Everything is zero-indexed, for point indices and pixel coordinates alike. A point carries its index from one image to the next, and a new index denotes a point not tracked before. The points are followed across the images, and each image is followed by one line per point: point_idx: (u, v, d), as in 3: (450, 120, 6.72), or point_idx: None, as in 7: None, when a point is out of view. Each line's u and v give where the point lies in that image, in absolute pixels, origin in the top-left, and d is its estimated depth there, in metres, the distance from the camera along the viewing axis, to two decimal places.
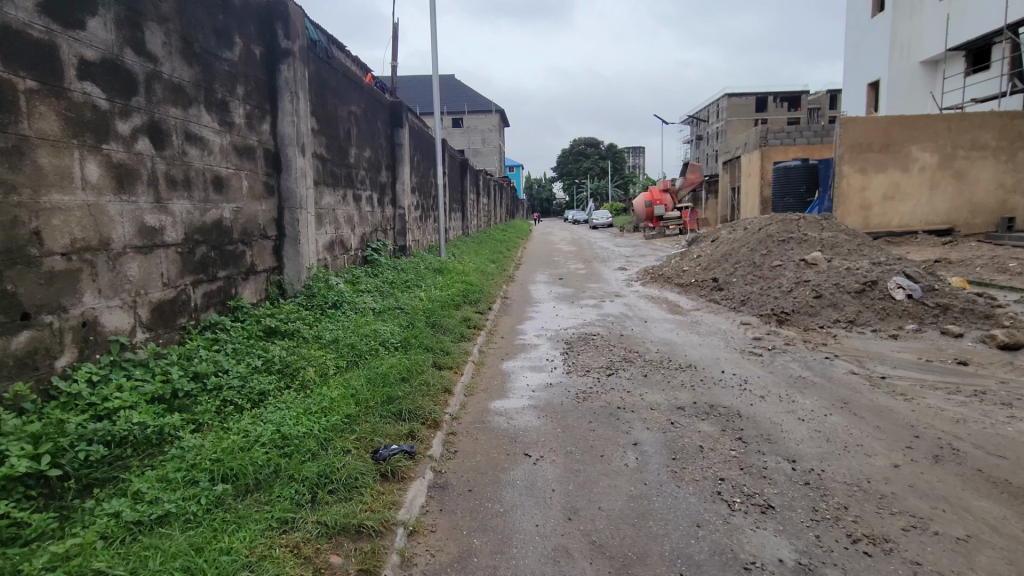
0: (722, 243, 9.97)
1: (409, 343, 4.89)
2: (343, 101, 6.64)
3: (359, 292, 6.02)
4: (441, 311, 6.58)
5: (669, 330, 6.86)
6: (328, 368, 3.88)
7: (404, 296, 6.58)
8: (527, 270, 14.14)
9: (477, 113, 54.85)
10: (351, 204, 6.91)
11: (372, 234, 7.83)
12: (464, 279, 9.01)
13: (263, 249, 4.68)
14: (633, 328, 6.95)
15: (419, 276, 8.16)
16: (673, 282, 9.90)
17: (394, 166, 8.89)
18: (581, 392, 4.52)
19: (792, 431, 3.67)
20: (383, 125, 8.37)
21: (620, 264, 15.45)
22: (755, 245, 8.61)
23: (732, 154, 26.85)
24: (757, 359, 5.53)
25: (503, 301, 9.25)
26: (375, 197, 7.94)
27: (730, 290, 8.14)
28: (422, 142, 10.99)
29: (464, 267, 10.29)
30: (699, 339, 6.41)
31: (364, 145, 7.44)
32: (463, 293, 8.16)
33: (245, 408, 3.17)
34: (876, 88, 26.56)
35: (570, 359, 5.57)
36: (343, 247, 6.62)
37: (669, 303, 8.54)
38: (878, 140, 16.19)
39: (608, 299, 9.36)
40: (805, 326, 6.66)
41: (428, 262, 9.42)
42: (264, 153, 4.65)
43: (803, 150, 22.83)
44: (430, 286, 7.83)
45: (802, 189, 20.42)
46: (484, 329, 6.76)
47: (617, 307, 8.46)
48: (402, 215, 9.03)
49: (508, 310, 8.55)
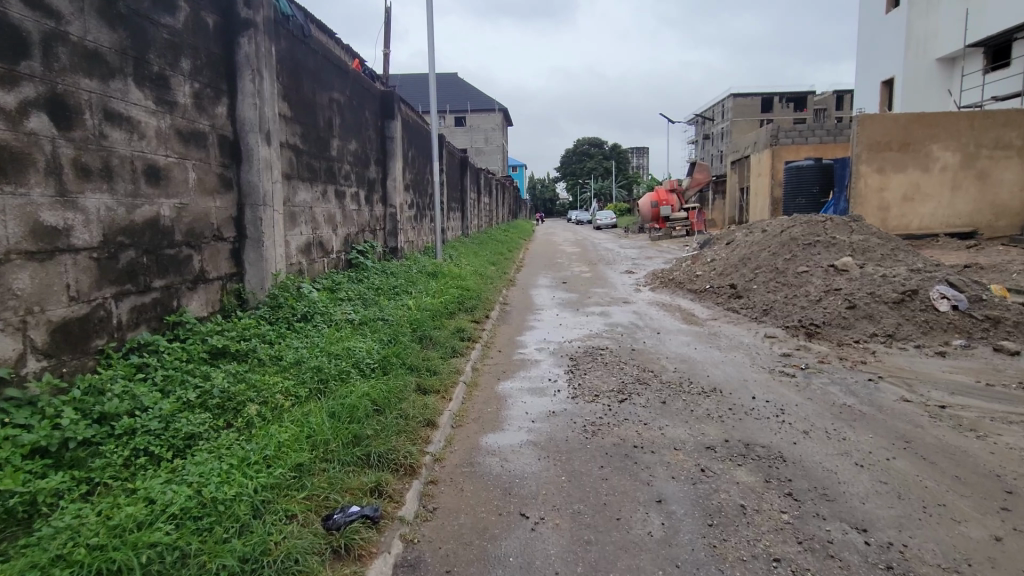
0: (739, 246, 9.25)
1: (389, 363, 4.20)
2: (323, 86, 5.94)
3: (337, 301, 5.33)
4: (431, 322, 5.88)
5: (686, 343, 6.16)
6: (283, 401, 3.19)
7: (389, 305, 5.89)
8: (529, 272, 13.44)
9: (480, 112, 54.17)
10: (333, 202, 6.22)
11: (359, 235, 7.15)
12: (460, 284, 8.29)
13: (218, 252, 4.00)
14: (646, 342, 6.24)
15: (410, 281, 7.47)
16: (686, 288, 9.18)
17: (385, 161, 8.20)
18: (589, 424, 3.81)
19: (851, 483, 2.96)
20: (372, 117, 7.68)
21: (627, 267, 14.72)
22: (777, 249, 7.90)
23: (741, 153, 26.10)
24: (790, 381, 4.82)
25: (502, 307, 8.55)
26: (362, 194, 7.26)
27: (750, 298, 7.43)
28: (417, 137, 10.29)
29: (461, 271, 9.60)
30: (720, 355, 5.70)
31: (349, 137, 6.75)
32: (458, 300, 7.46)
33: (162, 460, 2.48)
34: (890, 86, 25.77)
35: (577, 380, 4.87)
36: (322, 249, 5.93)
37: (683, 312, 7.84)
38: (898, 138, 15.44)
39: (616, 306, 8.65)
40: (839, 340, 5.95)
41: (422, 265, 8.73)
42: (218, 140, 3.96)
43: (816, 149, 22.08)
44: (421, 292, 7.14)
45: (815, 189, 19.68)
46: (479, 342, 6.06)
47: (626, 316, 7.75)
48: (394, 214, 8.35)
49: (507, 318, 7.85)
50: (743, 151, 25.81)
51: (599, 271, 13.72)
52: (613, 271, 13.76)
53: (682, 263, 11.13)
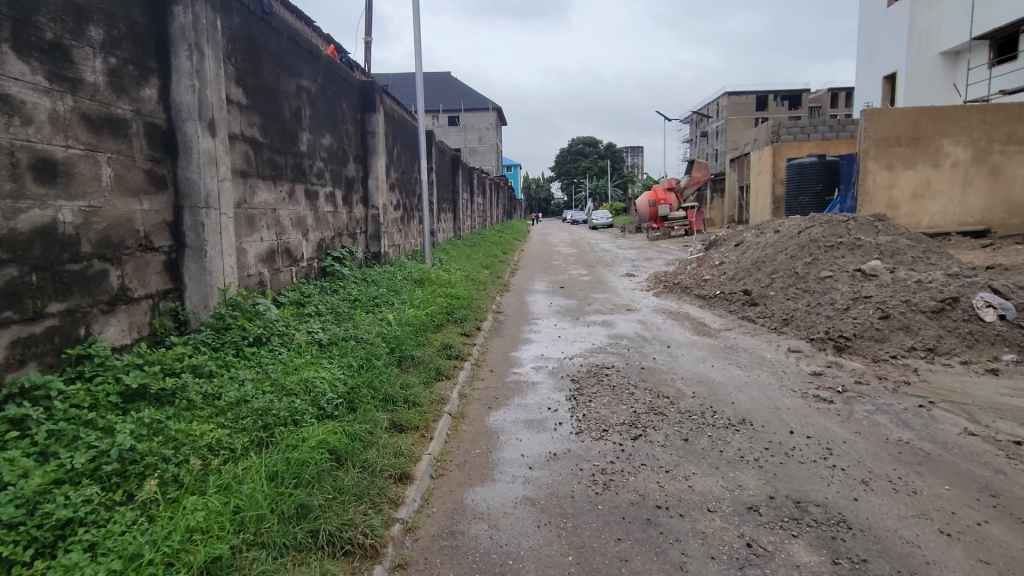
0: (750, 248, 8.58)
1: (357, 397, 3.50)
2: (289, 72, 5.23)
3: (303, 318, 4.62)
4: (413, 338, 5.19)
5: (701, 360, 5.48)
6: (210, 460, 2.48)
7: (366, 320, 5.17)
8: (524, 276, 12.73)
9: (474, 111, 53.45)
10: (302, 203, 5.51)
11: (335, 240, 6.44)
12: (449, 292, 7.58)
13: (147, 265, 3.29)
14: (656, 358, 5.54)
15: (393, 290, 6.77)
16: (694, 295, 8.49)
17: (365, 158, 7.48)
18: (599, 473, 3.12)
19: (944, 564, 2.29)
20: (350, 109, 6.97)
21: (626, 269, 14.03)
22: (795, 252, 7.23)
23: (741, 150, 25.47)
24: (828, 408, 4.15)
25: (496, 317, 7.85)
26: (339, 195, 6.56)
27: (767, 306, 6.76)
28: (403, 133, 9.58)
29: (451, 276, 8.90)
30: (742, 374, 5.02)
31: (322, 130, 6.05)
32: (446, 312, 6.75)
33: (14, 565, 1.76)
34: (892, 81, 25.19)
35: (581, 409, 4.17)
36: (289, 258, 5.22)
37: (693, 321, 7.16)
38: (907, 133, 14.80)
39: (619, 314, 7.97)
40: (874, 356, 5.28)
41: (408, 271, 8.02)
42: (145, 128, 3.25)
43: (818, 145, 21.45)
44: (405, 303, 6.44)
45: (819, 187, 19.06)
46: (468, 361, 5.36)
47: (631, 327, 7.07)
48: (376, 215, 7.63)
49: (501, 329, 7.16)
50: (743, 149, 25.18)
51: (597, 274, 13.05)
52: (612, 274, 13.07)
53: (687, 265, 10.46)
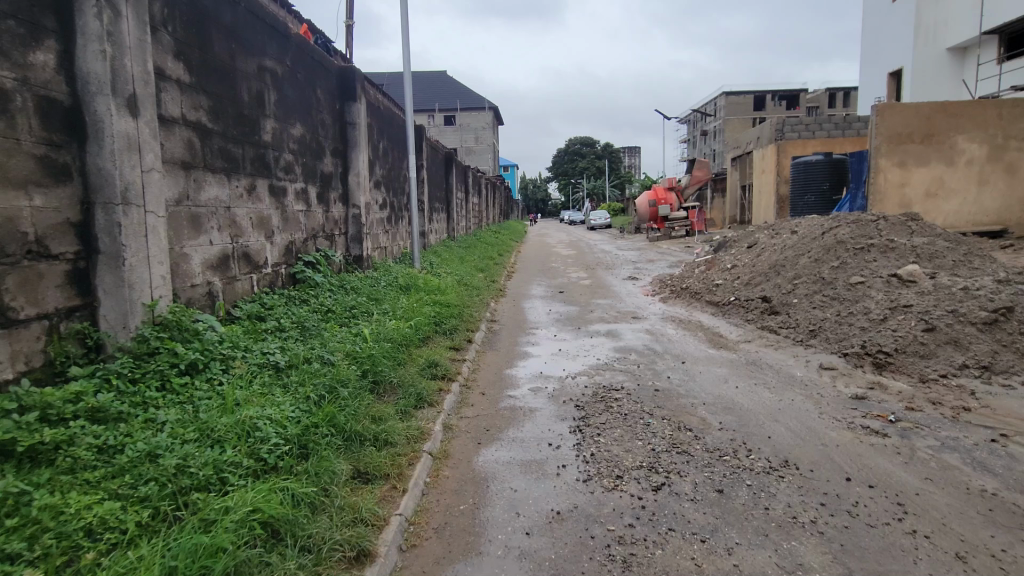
0: (765, 250, 7.90)
1: (312, 443, 2.81)
2: (248, 48, 4.53)
3: (260, 336, 3.92)
4: (392, 357, 4.49)
5: (722, 380, 4.80)
6: (81, 556, 1.78)
7: (338, 336, 4.47)
8: (521, 279, 12.03)
9: (470, 110, 52.74)
10: (265, 202, 4.81)
11: (308, 243, 5.74)
12: (437, 300, 6.87)
13: (40, 277, 2.59)
14: (670, 377, 4.85)
15: (375, 298, 6.08)
16: (705, 301, 7.81)
17: (344, 152, 6.78)
18: (617, 543, 2.43)
19: None
20: (326, 96, 6.26)
21: (628, 272, 13.33)
22: (819, 255, 6.55)
23: (743, 148, 24.82)
24: (883, 443, 3.46)
25: (490, 327, 7.14)
26: (312, 192, 5.85)
27: (791, 316, 6.08)
28: (390, 127, 8.87)
29: (441, 281, 8.20)
30: (772, 398, 4.34)
31: (291, 119, 5.35)
32: (433, 323, 6.05)
33: None
34: (897, 77, 24.53)
35: (588, 446, 3.48)
36: (248, 264, 4.52)
37: (708, 332, 6.48)
38: (920, 129, 14.13)
39: (624, 323, 7.29)
40: (920, 375, 4.60)
41: (393, 277, 7.32)
42: (35, 102, 2.55)
43: (824, 143, 20.79)
44: (386, 313, 5.74)
45: (825, 186, 18.40)
46: (456, 383, 4.66)
47: (639, 338, 6.39)
48: (357, 215, 6.93)
49: (494, 341, 6.46)
50: (745, 147, 24.53)
51: (598, 277, 12.36)
52: (614, 277, 12.37)
53: (694, 269, 9.77)
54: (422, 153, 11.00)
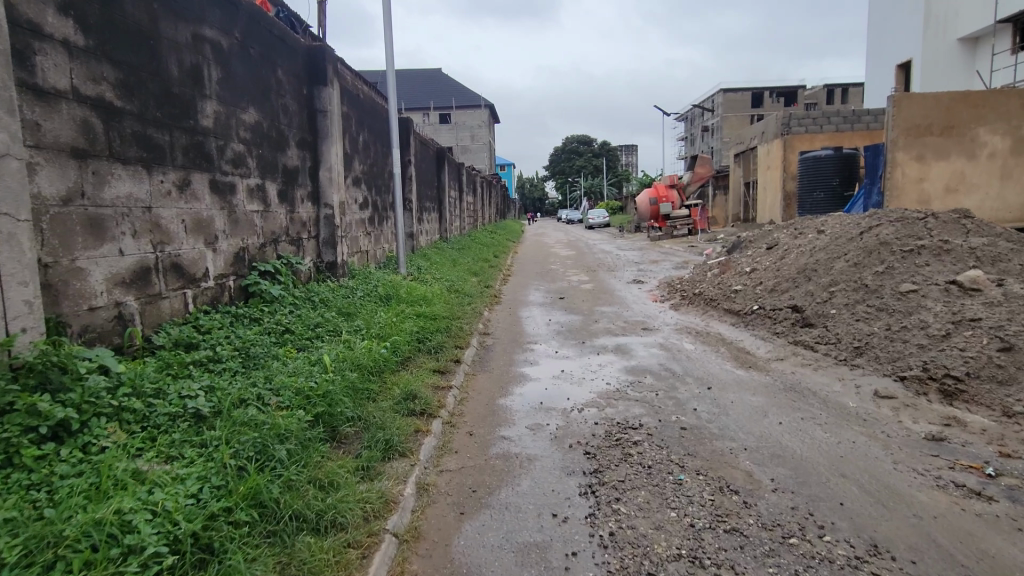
0: (790, 252, 7.07)
1: (216, 546, 1.97)
2: (177, 12, 3.68)
3: (184, 372, 3.08)
4: (358, 392, 3.66)
5: (759, 412, 3.96)
6: None
7: (290, 365, 3.63)
8: (517, 283, 11.20)
9: (465, 108, 51.81)
10: (205, 200, 3.97)
11: (267, 249, 4.90)
12: (422, 312, 6.01)
13: None
14: (696, 411, 4.00)
15: (348, 312, 5.24)
16: (723, 310, 6.98)
17: (314, 144, 5.92)
18: None
19: None
20: (289, 79, 5.41)
21: (632, 275, 12.47)
22: (858, 258, 5.73)
23: (746, 144, 23.99)
24: (993, 515, 2.62)
25: (481, 343, 6.28)
26: (271, 190, 5.01)
27: (829, 330, 5.26)
28: (370, 117, 7.99)
29: (428, 289, 7.35)
30: (827, 439, 3.49)
31: (241, 102, 4.49)
32: (414, 343, 5.20)
33: None
34: (906, 69, 23.66)
35: (605, 521, 2.63)
36: (180, 277, 3.68)
37: (731, 348, 5.66)
38: (939, 120, 13.27)
39: (634, 336, 6.44)
40: (1002, 407, 3.75)
41: (372, 285, 6.48)
42: None
43: (832, 137, 19.96)
44: (359, 330, 4.89)
45: (835, 182, 17.67)
46: (438, 421, 3.81)
47: (653, 356, 5.54)
48: (330, 216, 6.08)
49: (486, 360, 5.62)
50: (748, 143, 23.69)
51: (600, 280, 11.54)
52: (616, 280, 11.50)
53: (707, 272, 8.94)
54: (408, 148, 10.13)
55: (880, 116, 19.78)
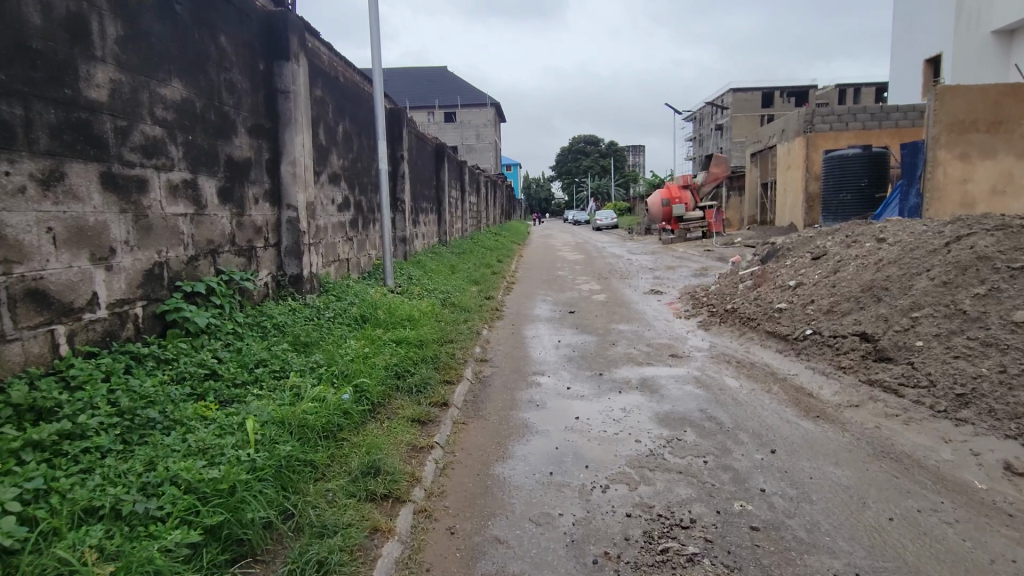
0: (847, 264, 5.94)
1: None
2: None
3: (8, 467, 2.02)
4: (290, 476, 2.57)
5: (855, 498, 2.85)
6: None
7: (196, 437, 2.56)
8: (523, 294, 10.12)
9: (471, 107, 50.71)
10: (92, 200, 2.89)
11: (199, 262, 3.82)
12: (403, 340, 4.93)
13: None
14: (765, 495, 2.89)
15: (308, 343, 4.16)
16: (767, 335, 5.87)
17: (273, 132, 4.84)
18: None
19: None
20: (236, 48, 4.32)
21: (648, 283, 11.32)
22: (948, 276, 4.63)
23: (764, 142, 22.78)
24: None
25: (476, 374, 5.18)
26: (207, 187, 3.93)
27: (916, 368, 4.15)
28: (352, 105, 6.90)
29: (417, 306, 6.27)
30: (974, 556, 2.37)
31: (159, 73, 3.42)
32: (388, 383, 4.11)
33: None
34: (935, 65, 22.28)
35: None
36: (42, 309, 2.60)
37: (785, 387, 4.55)
38: (986, 115, 12.01)
39: (661, 366, 5.34)
40: None
41: (348, 303, 5.39)
42: None
43: (859, 136, 18.73)
44: (318, 367, 3.82)
45: (864, 182, 16.48)
46: (408, 510, 2.72)
47: (689, 396, 4.43)
48: (293, 220, 5.00)
49: (483, 400, 4.53)
50: (767, 141, 22.47)
51: (613, 290, 10.42)
52: (632, 290, 10.36)
53: (740, 285, 7.81)
54: (401, 142, 9.05)
55: (910, 113, 18.50)
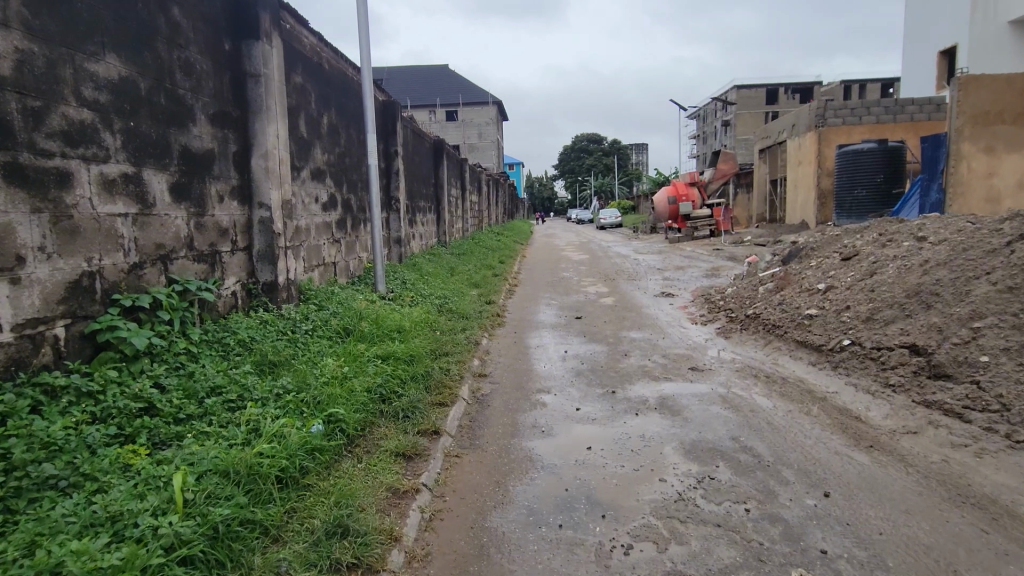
0: (886, 266, 5.36)
1: None
2: None
3: None
4: (227, 551, 2.01)
5: (940, 566, 2.27)
6: None
7: (104, 501, 2.00)
8: (526, 297, 9.56)
9: (472, 105, 50.15)
10: None
11: (146, 271, 3.26)
12: (391, 355, 4.37)
13: None
14: (827, 559, 2.33)
15: (277, 363, 3.60)
16: (797, 345, 5.29)
17: (241, 121, 4.28)
18: None
19: None
20: (193, 23, 3.75)
21: (658, 285, 10.74)
22: (1014, 281, 4.07)
23: (773, 138, 22.16)
24: None
25: (474, 393, 4.62)
26: (157, 183, 3.37)
27: (983, 389, 3.57)
28: (338, 94, 6.33)
29: (410, 314, 5.71)
30: None
31: (89, 46, 2.86)
32: (371, 410, 3.55)
33: None
34: (949, 56, 21.53)
35: None
36: None
37: (826, 408, 3.97)
38: (1012, 106, 11.17)
39: (680, 381, 4.77)
40: None
41: (331, 313, 4.83)
42: None
43: (872, 130, 18.09)
44: (287, 393, 3.26)
45: (879, 178, 15.88)
46: None
47: (716, 420, 3.86)
48: (266, 221, 4.44)
49: (481, 424, 3.96)
50: (776, 137, 21.84)
51: (621, 293, 9.85)
52: (641, 293, 9.79)
53: (760, 288, 7.23)
54: (394, 137, 8.47)
55: (925, 106, 17.84)
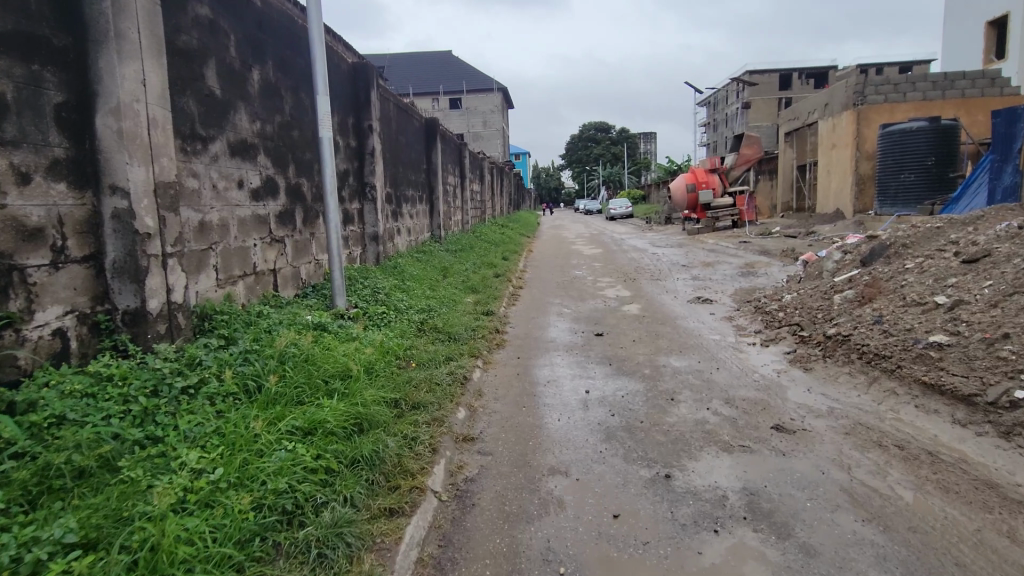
0: None
1: None
2: None
3: None
4: None
5: None
6: None
7: None
8: (534, 303, 7.96)
9: (477, 92, 48.30)
10: None
11: None
12: (319, 426, 2.76)
13: None
14: None
15: (83, 472, 2.03)
16: (925, 390, 3.65)
17: (70, 53, 2.65)
18: None
19: None
20: None
21: (690, 287, 9.08)
22: None
23: (802, 119, 20.33)
24: None
25: (454, 477, 3.01)
26: None
27: None
28: (277, 43, 4.68)
29: (373, 345, 4.12)
30: None
31: None
32: (247, 559, 1.96)
33: None
34: (999, 26, 19.50)
35: None
36: None
37: None
38: None
39: (765, 452, 3.15)
40: None
41: (240, 350, 3.23)
42: None
43: (917, 108, 16.23)
44: (62, 554, 1.70)
45: (930, 161, 14.11)
46: None
47: (861, 555, 2.23)
48: (123, 215, 2.82)
49: (462, 557, 2.36)
50: (805, 118, 19.98)
51: (647, 297, 8.21)
52: (672, 297, 8.14)
53: (837, 298, 5.57)
54: (368, 108, 6.81)
55: (978, 81, 15.96)
